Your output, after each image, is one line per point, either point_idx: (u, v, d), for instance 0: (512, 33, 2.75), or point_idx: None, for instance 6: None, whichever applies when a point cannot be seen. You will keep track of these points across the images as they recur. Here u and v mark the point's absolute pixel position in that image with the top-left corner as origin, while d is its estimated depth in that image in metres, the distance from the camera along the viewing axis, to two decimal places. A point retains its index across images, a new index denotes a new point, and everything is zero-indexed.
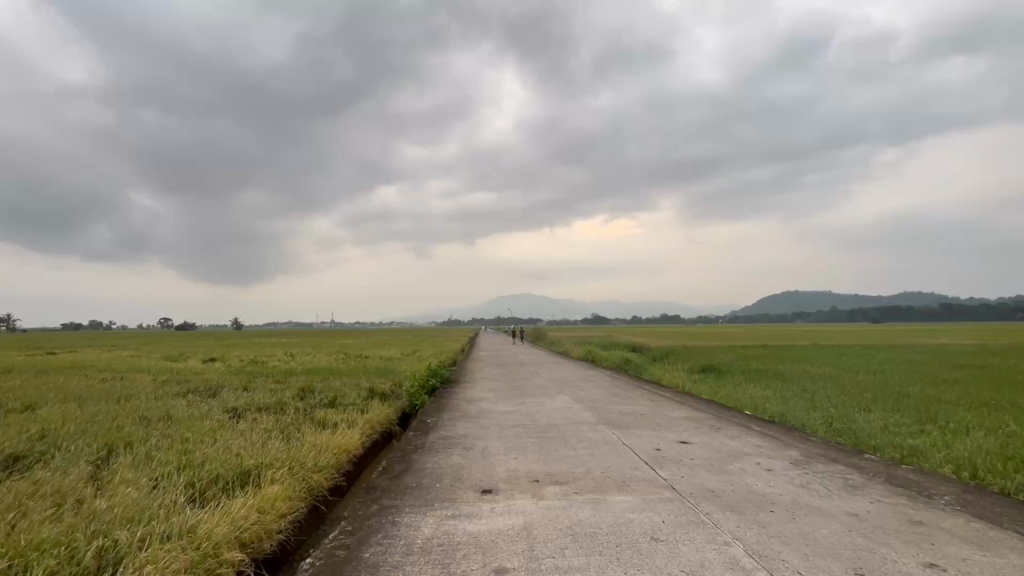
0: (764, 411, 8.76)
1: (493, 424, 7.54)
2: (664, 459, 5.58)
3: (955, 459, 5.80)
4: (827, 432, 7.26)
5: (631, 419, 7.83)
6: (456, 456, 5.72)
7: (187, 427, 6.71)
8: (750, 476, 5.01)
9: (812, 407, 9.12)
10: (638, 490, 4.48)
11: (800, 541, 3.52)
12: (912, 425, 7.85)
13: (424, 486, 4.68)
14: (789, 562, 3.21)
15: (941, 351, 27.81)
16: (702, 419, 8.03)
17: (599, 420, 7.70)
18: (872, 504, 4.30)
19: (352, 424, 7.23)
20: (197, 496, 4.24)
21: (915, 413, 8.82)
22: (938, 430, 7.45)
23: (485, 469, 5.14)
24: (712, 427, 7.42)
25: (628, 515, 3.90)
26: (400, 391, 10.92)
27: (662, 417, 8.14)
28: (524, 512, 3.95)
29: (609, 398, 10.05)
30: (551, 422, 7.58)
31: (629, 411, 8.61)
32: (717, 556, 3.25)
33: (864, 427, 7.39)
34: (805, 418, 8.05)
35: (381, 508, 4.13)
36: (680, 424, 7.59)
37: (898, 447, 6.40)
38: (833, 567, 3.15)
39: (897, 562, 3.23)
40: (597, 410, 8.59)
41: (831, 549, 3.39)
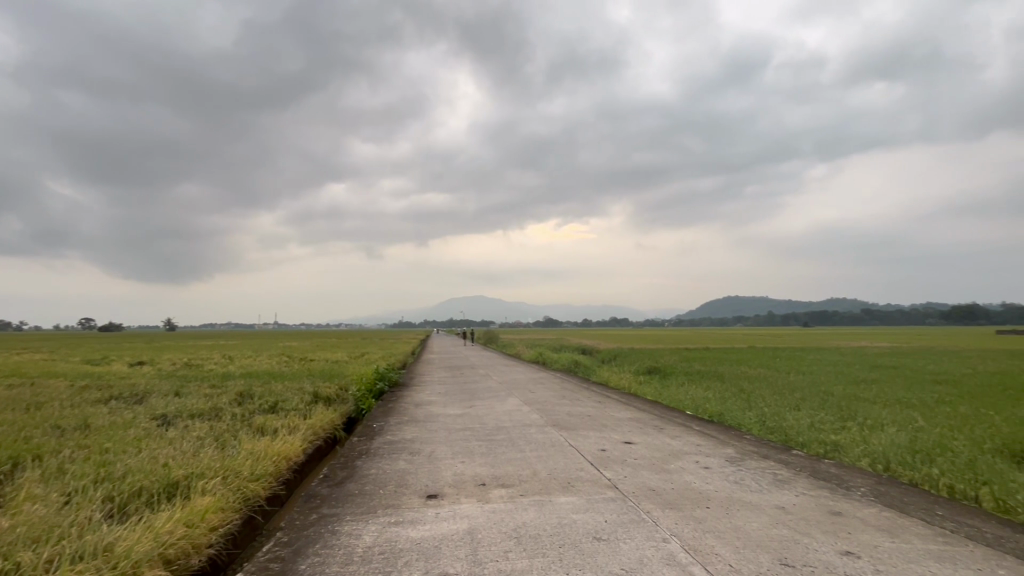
0: (703, 410, 9.18)
1: (441, 428, 7.45)
2: (608, 459, 5.71)
3: (871, 453, 6.29)
4: (759, 430, 7.69)
5: (579, 421, 7.96)
6: (402, 461, 5.62)
7: (107, 437, 6.22)
8: (688, 474, 5.21)
9: (747, 406, 9.63)
10: (583, 491, 4.56)
11: (732, 535, 3.70)
12: (835, 421, 8.45)
13: (367, 492, 4.57)
14: (722, 556, 3.36)
15: (856, 353, 32.18)
16: (645, 419, 8.29)
17: (548, 422, 7.79)
18: (798, 497, 4.59)
19: (293, 430, 6.95)
20: (115, 511, 3.93)
21: (837, 411, 9.51)
22: (857, 426, 8.06)
23: (431, 473, 5.08)
24: (654, 427, 7.68)
25: (572, 516, 3.96)
26: (346, 395, 10.60)
27: (608, 418, 8.32)
28: (469, 516, 3.93)
29: (558, 400, 10.18)
30: (500, 425, 7.58)
31: (576, 412, 8.76)
32: (655, 553, 3.36)
33: (793, 425, 7.88)
34: (740, 417, 8.48)
35: (321, 517, 3.99)
36: (624, 425, 7.80)
37: (821, 443, 6.87)
38: (761, 558, 3.33)
39: (818, 551, 3.45)
40: (545, 412, 8.69)
41: (760, 542, 3.59)
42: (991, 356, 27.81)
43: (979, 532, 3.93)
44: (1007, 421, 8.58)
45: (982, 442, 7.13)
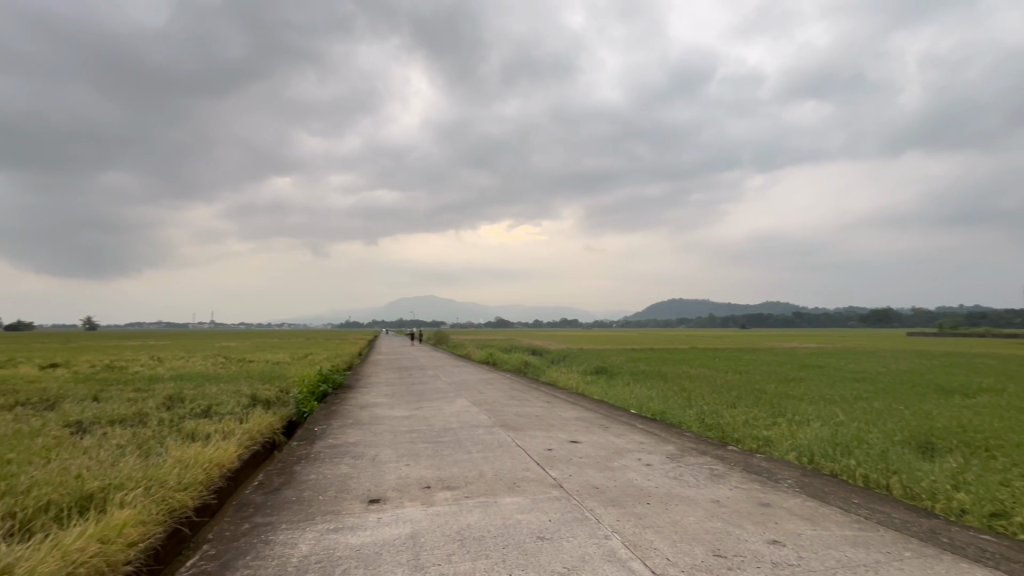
0: (647, 408, 9.49)
1: (386, 430, 7.28)
2: (554, 458, 5.78)
3: (797, 447, 6.70)
4: (698, 427, 8.03)
5: (527, 421, 8.01)
6: (344, 465, 5.44)
7: (10, 447, 5.63)
8: (630, 471, 5.36)
9: (688, 404, 10.03)
10: (528, 491, 4.59)
11: (670, 529, 3.83)
12: (767, 418, 8.95)
13: (305, 498, 4.39)
14: (660, 549, 3.47)
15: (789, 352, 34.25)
16: (592, 418, 8.46)
17: (496, 422, 7.79)
18: (731, 491, 4.82)
19: (228, 436, 6.58)
20: (17, 529, 3.56)
21: (769, 408, 10.08)
22: (786, 422, 8.58)
23: (374, 477, 4.95)
24: (599, 426, 7.84)
25: (516, 516, 3.97)
26: (287, 397, 10.18)
27: (555, 418, 8.42)
28: (412, 520, 3.85)
29: (507, 400, 10.21)
30: (447, 426, 7.51)
31: (524, 412, 8.81)
32: (596, 550, 3.42)
33: (729, 422, 8.27)
34: (681, 415, 8.82)
35: (253, 526, 3.79)
36: (571, 424, 7.92)
37: (754, 438, 7.25)
38: (695, 551, 3.46)
39: (748, 541, 3.63)
40: (493, 412, 8.67)
41: (695, 535, 3.73)
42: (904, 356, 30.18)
43: (889, 518, 4.27)
44: (914, 415, 9.41)
45: (893, 434, 7.78)
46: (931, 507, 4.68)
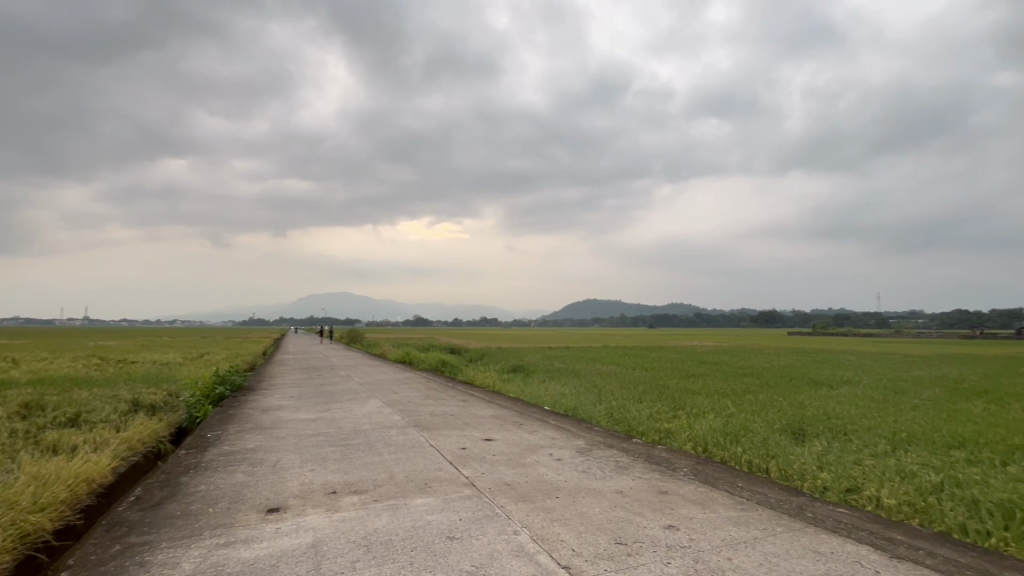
0: (560, 405, 9.77)
1: (290, 435, 6.85)
2: (467, 457, 5.77)
3: (694, 437, 7.25)
4: (607, 421, 8.43)
5: (441, 420, 7.92)
6: (239, 474, 5.03)
7: None
8: (542, 466, 5.50)
9: (599, 400, 10.48)
10: (440, 491, 4.54)
11: (577, 521, 3.97)
12: (668, 411, 9.62)
13: (191, 512, 4.00)
14: (566, 541, 3.59)
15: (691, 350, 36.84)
16: (507, 416, 8.56)
17: (409, 423, 7.63)
18: (634, 481, 5.10)
19: (100, 447, 5.83)
20: None
21: (671, 402, 10.81)
22: (685, 414, 9.26)
23: (273, 485, 4.63)
24: (514, 423, 7.95)
25: (426, 517, 3.92)
26: (176, 402, 9.23)
27: (471, 416, 8.42)
28: (315, 527, 3.66)
29: (422, 399, 10.04)
30: (358, 429, 7.22)
31: (439, 412, 8.72)
32: (506, 546, 3.46)
33: (635, 416, 8.76)
34: (592, 410, 9.19)
35: (126, 548, 3.39)
36: (486, 422, 7.96)
37: (656, 431, 7.74)
38: (599, 540, 3.62)
39: (647, 528, 3.87)
40: (407, 412, 8.48)
41: (600, 525, 3.91)
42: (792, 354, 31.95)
43: (766, 498, 4.77)
44: (791, 406, 10.55)
45: (773, 423, 8.67)
46: (801, 486, 5.29)
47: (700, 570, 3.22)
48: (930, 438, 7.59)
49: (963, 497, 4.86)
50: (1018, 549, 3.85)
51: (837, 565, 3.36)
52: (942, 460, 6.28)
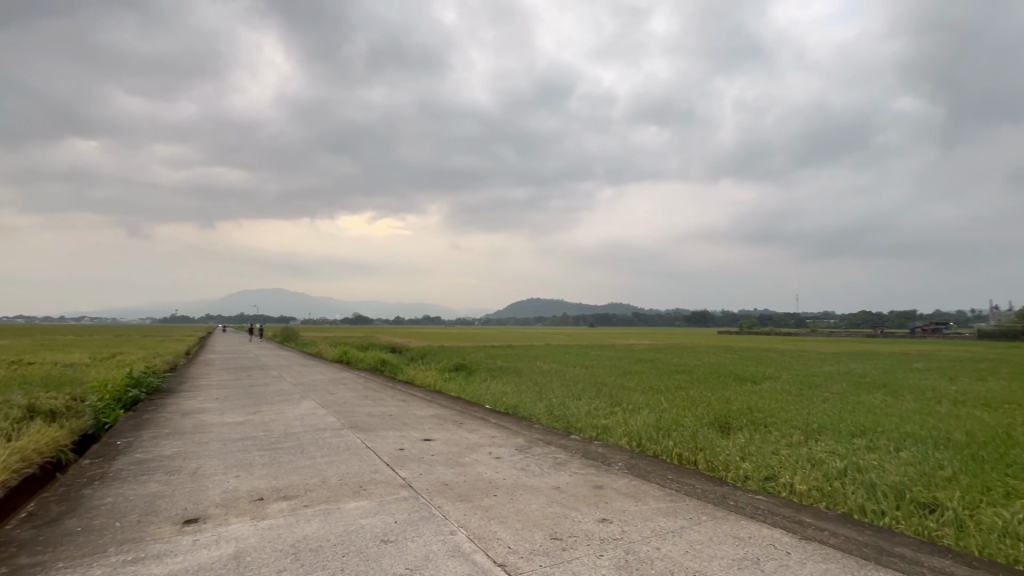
0: (501, 403, 9.80)
1: (213, 439, 6.42)
2: (405, 458, 5.66)
3: (629, 432, 7.50)
4: (546, 419, 8.56)
5: (379, 421, 7.72)
6: (153, 483, 4.66)
7: None
8: (480, 465, 5.49)
9: (539, 398, 10.61)
10: (375, 493, 4.43)
11: (514, 518, 4.00)
12: (606, 407, 9.92)
13: (95, 527, 3.66)
14: (503, 539, 3.61)
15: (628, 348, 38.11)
16: (447, 415, 8.47)
17: (345, 424, 7.38)
18: (571, 477, 5.22)
19: None
20: None
21: (608, 398, 11.15)
22: (622, 411, 9.59)
23: (192, 494, 4.32)
24: (454, 422, 7.89)
25: (360, 521, 3.80)
26: (80, 407, 8.40)
27: (410, 416, 8.27)
28: (238, 537, 3.45)
29: (359, 400, 9.74)
30: (288, 431, 6.88)
31: (377, 412, 8.50)
32: (441, 547, 3.42)
33: (575, 413, 8.96)
34: (532, 408, 9.29)
35: (13, 570, 3.04)
36: (425, 422, 7.84)
37: (594, 427, 7.95)
38: (535, 536, 3.67)
39: (581, 522, 3.96)
40: (343, 414, 8.19)
41: (536, 521, 3.96)
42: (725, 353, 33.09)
43: (693, 488, 5.02)
44: (718, 400, 11.17)
45: (701, 417, 9.16)
46: (725, 476, 5.62)
47: (631, 561, 3.33)
48: (837, 428, 8.30)
49: (862, 480, 5.36)
50: (906, 526, 4.29)
51: (754, 549, 3.60)
52: (847, 448, 6.89)
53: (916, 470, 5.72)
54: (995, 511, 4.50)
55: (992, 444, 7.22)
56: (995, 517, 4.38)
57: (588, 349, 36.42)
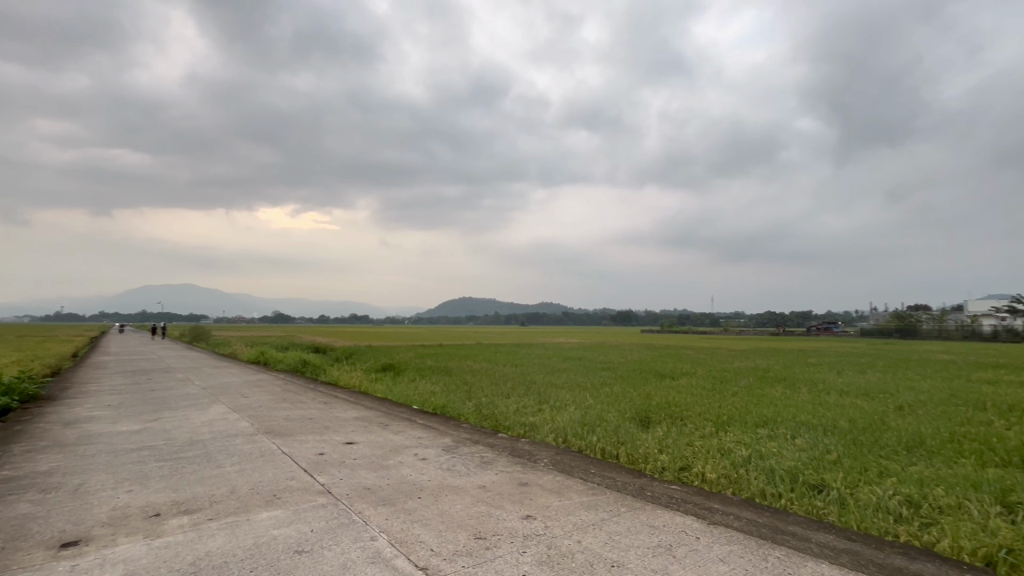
0: (429, 403, 9.65)
1: (102, 451, 5.77)
2: (324, 463, 5.40)
3: (555, 429, 7.67)
4: (475, 418, 8.55)
5: (297, 425, 7.32)
6: (24, 503, 4.09)
7: None
8: (405, 467, 5.36)
9: (469, 397, 10.58)
10: (290, 501, 4.18)
11: (437, 520, 3.94)
12: (534, 405, 10.07)
13: None
14: (425, 542, 3.54)
15: (558, 347, 37.99)
16: (372, 417, 8.20)
17: (259, 429, 6.93)
18: (497, 475, 5.23)
19: None
20: None
21: (537, 396, 11.34)
22: (549, 408, 9.77)
23: (74, 513, 3.85)
24: (378, 424, 7.66)
25: (271, 532, 3.57)
26: None
27: (331, 419, 7.92)
28: (127, 559, 3.11)
29: (276, 403, 9.18)
30: (193, 439, 6.34)
31: (296, 416, 8.06)
32: (360, 554, 3.30)
33: (503, 411, 9.02)
34: (461, 408, 9.23)
35: None
36: (348, 425, 7.54)
37: (522, 425, 8.04)
38: (459, 537, 3.63)
39: (505, 520, 3.98)
40: (257, 418, 7.69)
41: (460, 522, 3.92)
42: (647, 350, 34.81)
43: (614, 481, 5.22)
44: (640, 396, 11.73)
45: (623, 412, 9.57)
46: (644, 468, 5.89)
47: (552, 556, 3.39)
48: (743, 419, 9.01)
49: (764, 466, 5.83)
50: (800, 506, 4.72)
51: (667, 536, 3.79)
52: (751, 437, 7.47)
53: (808, 455, 6.32)
54: (871, 489, 5.07)
55: (870, 429, 8.15)
56: (870, 494, 4.93)
57: (520, 347, 36.38)
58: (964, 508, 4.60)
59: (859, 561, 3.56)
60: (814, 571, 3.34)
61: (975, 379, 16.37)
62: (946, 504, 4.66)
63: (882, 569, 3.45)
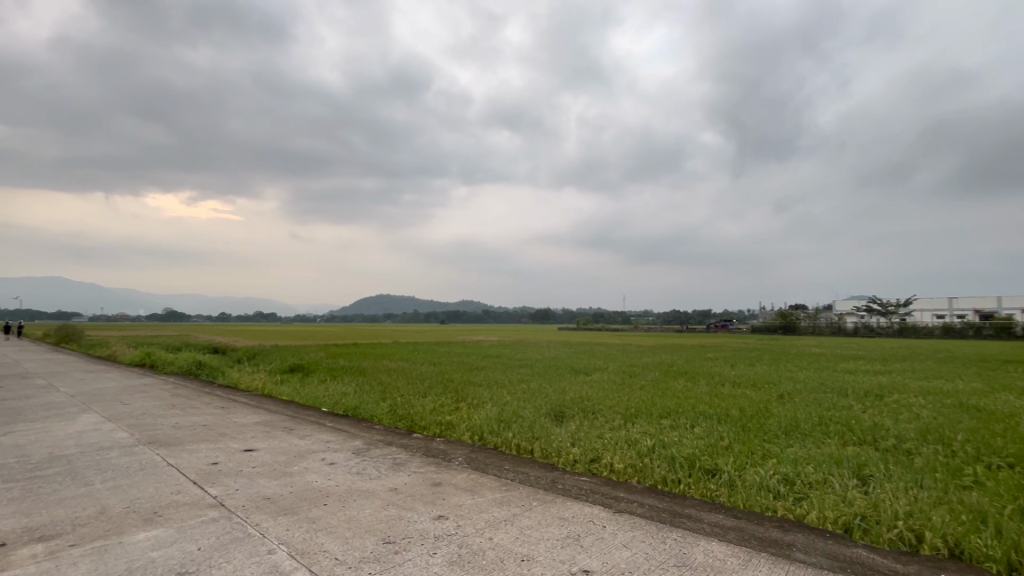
0: (340, 405, 9.22)
1: None
2: (217, 473, 4.95)
3: (471, 427, 7.65)
4: (389, 418, 8.30)
5: (187, 433, 6.66)
6: None
7: None
8: (310, 474, 5.06)
9: (383, 397, 10.27)
10: (175, 518, 3.78)
11: (344, 527, 3.76)
12: (451, 404, 9.97)
13: None
14: (330, 551, 3.36)
15: (471, 347, 34.80)
16: (275, 422, 7.67)
17: (140, 440, 6.21)
18: (409, 476, 5.10)
19: None
20: None
21: (454, 395, 11.22)
22: (466, 406, 9.74)
23: None
24: (283, 429, 7.18)
25: (149, 554, 3.19)
26: None
27: (228, 425, 7.30)
28: None
29: (162, 410, 8.28)
30: (55, 454, 5.53)
31: (186, 423, 7.33)
32: (256, 570, 3.05)
33: (418, 410, 8.84)
34: (374, 409, 8.91)
35: None
36: (248, 431, 6.98)
37: (437, 424, 7.92)
38: (367, 543, 3.49)
39: (416, 522, 3.89)
40: (138, 428, 6.88)
41: (368, 527, 3.77)
42: (564, 347, 36.05)
43: (526, 476, 5.31)
44: (555, 392, 12.05)
45: (538, 408, 9.77)
46: (557, 462, 6.05)
47: (463, 555, 3.37)
48: (649, 411, 9.59)
49: (666, 455, 6.23)
50: (696, 490, 5.09)
51: (575, 526, 3.92)
52: (656, 428, 7.95)
53: (704, 442, 6.86)
54: (755, 470, 5.60)
55: (756, 416, 9.03)
56: (755, 474, 5.44)
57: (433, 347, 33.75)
58: (829, 482, 5.23)
59: (743, 536, 3.91)
60: (706, 549, 3.61)
61: (840, 369, 18.78)
62: (814, 480, 5.27)
63: (762, 542, 3.82)
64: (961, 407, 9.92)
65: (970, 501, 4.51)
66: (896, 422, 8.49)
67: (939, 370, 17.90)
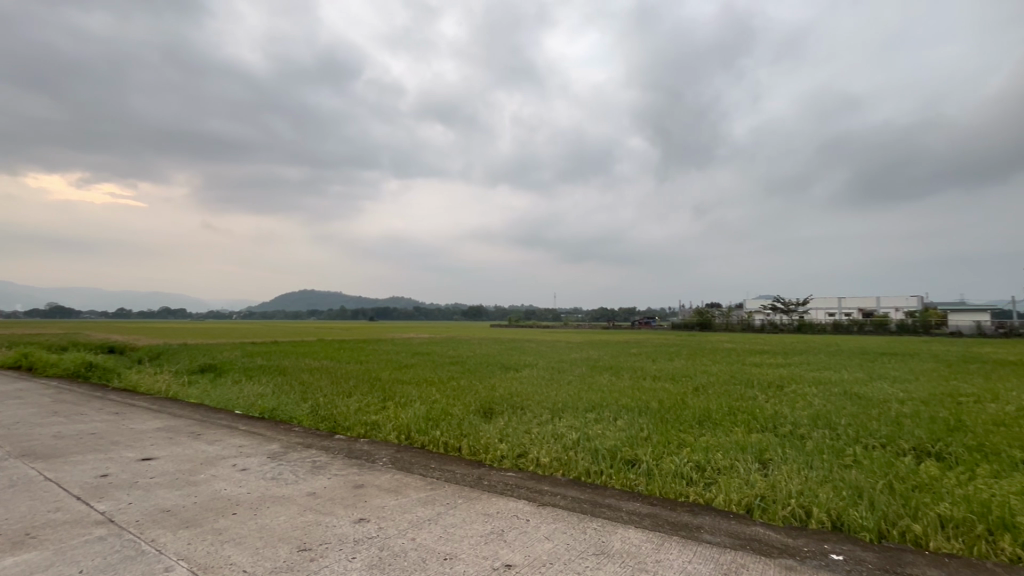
0: (255, 407, 8.65)
1: None
2: (108, 486, 4.46)
3: (398, 426, 7.47)
4: (310, 420, 7.90)
5: (72, 443, 5.95)
6: None
7: None
8: (218, 482, 4.69)
9: (304, 398, 9.77)
10: (53, 539, 3.37)
11: (254, 537, 3.53)
12: (378, 403, 9.66)
13: None
14: (239, 563, 3.14)
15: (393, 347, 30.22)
16: (179, 427, 7.05)
17: (12, 453, 5.46)
18: (329, 480, 4.88)
19: None
20: None
21: (381, 394, 10.91)
22: (393, 405, 9.48)
23: None
24: (188, 435, 6.61)
25: None
26: None
27: (123, 433, 6.61)
28: None
29: (41, 418, 7.34)
30: None
31: (72, 432, 6.55)
32: None
33: (342, 411, 8.50)
34: (293, 410, 8.44)
35: None
36: (146, 438, 6.36)
37: (362, 424, 7.66)
38: (279, 552, 3.29)
39: (335, 526, 3.74)
40: (10, 439, 6.04)
41: (282, 535, 3.57)
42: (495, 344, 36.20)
43: (453, 474, 5.27)
44: (485, 388, 12.07)
45: (468, 405, 9.72)
46: (485, 458, 6.06)
47: (384, 557, 3.28)
48: (575, 405, 9.85)
49: (590, 447, 6.44)
50: (616, 480, 5.31)
51: (499, 522, 3.95)
52: (581, 421, 8.19)
53: (626, 434, 7.17)
54: (670, 459, 5.93)
55: (673, 408, 9.57)
56: (671, 463, 5.77)
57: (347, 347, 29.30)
58: (734, 467, 5.67)
59: (657, 522, 4.13)
60: (624, 536, 3.77)
61: (747, 362, 20.38)
62: (722, 466, 5.69)
63: (674, 526, 4.06)
64: (846, 395, 11.12)
65: (851, 478, 5.07)
66: (792, 410, 9.34)
67: (832, 363, 19.89)
